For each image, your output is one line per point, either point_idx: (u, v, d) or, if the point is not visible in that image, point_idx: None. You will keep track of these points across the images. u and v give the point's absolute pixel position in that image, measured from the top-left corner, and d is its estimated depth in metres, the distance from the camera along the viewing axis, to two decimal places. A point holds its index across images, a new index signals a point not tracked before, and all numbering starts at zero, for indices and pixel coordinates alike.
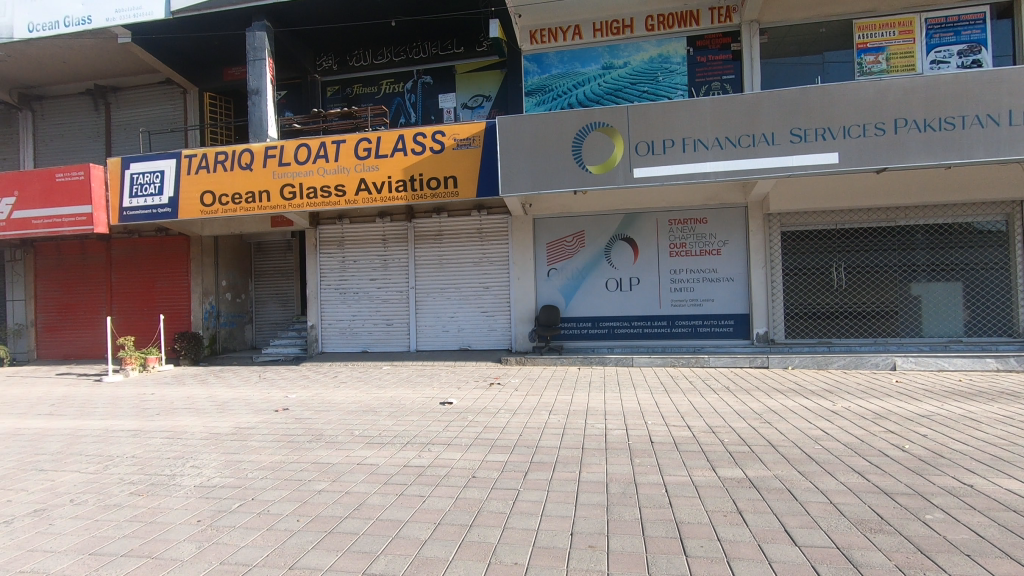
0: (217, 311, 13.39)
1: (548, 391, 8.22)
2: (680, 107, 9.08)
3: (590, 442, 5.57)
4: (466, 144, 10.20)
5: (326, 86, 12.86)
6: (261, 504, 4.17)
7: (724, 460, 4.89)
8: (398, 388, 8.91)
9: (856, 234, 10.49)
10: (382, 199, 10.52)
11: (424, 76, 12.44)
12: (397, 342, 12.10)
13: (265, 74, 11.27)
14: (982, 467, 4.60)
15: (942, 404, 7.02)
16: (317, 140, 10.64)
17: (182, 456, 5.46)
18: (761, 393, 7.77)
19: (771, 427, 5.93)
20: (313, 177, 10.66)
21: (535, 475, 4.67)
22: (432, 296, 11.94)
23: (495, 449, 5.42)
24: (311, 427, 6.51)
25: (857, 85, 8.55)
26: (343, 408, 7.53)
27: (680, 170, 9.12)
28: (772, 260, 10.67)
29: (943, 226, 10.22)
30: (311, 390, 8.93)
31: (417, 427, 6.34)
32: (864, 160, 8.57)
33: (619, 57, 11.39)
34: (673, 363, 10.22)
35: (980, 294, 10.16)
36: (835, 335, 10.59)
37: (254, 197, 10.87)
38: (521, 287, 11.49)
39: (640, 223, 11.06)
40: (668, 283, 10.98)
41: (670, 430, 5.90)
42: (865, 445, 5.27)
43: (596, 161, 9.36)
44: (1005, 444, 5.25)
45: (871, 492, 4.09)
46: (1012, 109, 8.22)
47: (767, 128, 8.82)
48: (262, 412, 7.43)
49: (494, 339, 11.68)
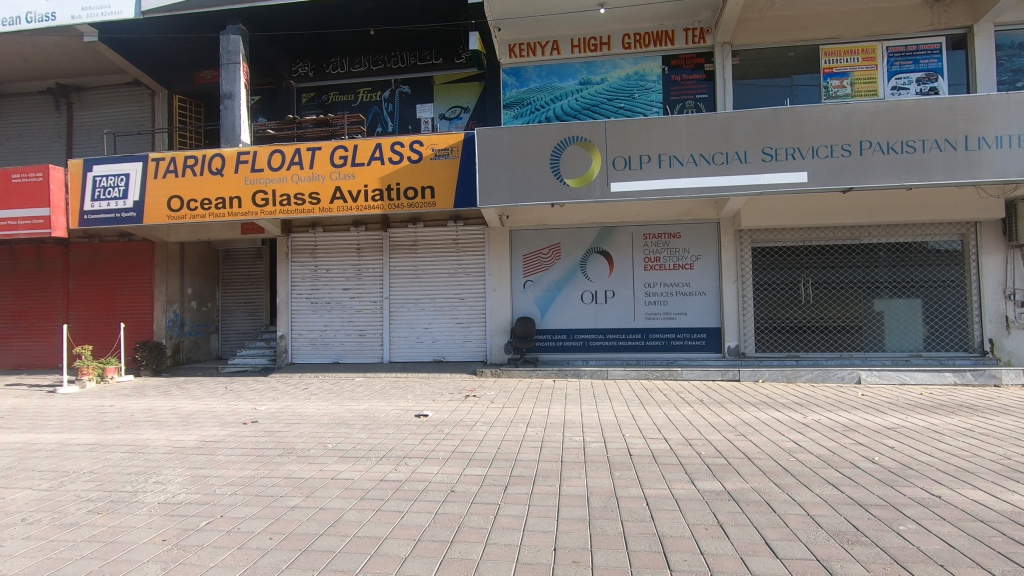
0: (181, 320, 12.95)
1: (524, 403, 8.18)
2: (657, 124, 9.25)
3: (569, 455, 5.54)
4: (444, 155, 10.17)
5: (301, 92, 12.69)
6: (231, 521, 4.00)
7: (702, 472, 4.93)
8: (372, 400, 8.73)
9: (822, 251, 10.83)
10: (358, 207, 10.36)
11: (401, 85, 12.39)
12: (370, 353, 11.90)
13: (239, 78, 11.02)
14: (949, 478, 4.74)
15: (906, 416, 7.25)
16: (291, 146, 10.44)
17: (145, 472, 5.20)
18: (735, 406, 7.90)
19: (746, 440, 6.01)
20: (287, 184, 10.45)
21: (515, 489, 4.61)
22: (406, 307, 11.80)
23: (473, 462, 5.33)
24: (282, 440, 6.31)
25: (826, 108, 8.87)
26: (315, 420, 7.33)
27: (655, 186, 9.28)
28: (743, 274, 10.89)
29: (904, 244, 10.62)
30: (281, 402, 8.66)
31: (392, 440, 6.21)
32: (832, 180, 8.86)
33: (596, 73, 11.57)
34: (647, 375, 10.30)
35: (938, 310, 10.57)
36: (803, 348, 10.84)
37: (224, 203, 10.59)
38: (496, 299, 11.45)
39: (616, 237, 11.18)
40: (642, 296, 11.11)
41: (647, 443, 5.92)
42: (837, 457, 5.39)
43: (574, 175, 9.45)
44: (968, 456, 5.44)
45: (846, 504, 4.17)
46: (969, 134, 8.63)
47: (741, 147, 9.05)
48: (230, 425, 7.16)
49: (470, 351, 11.59)
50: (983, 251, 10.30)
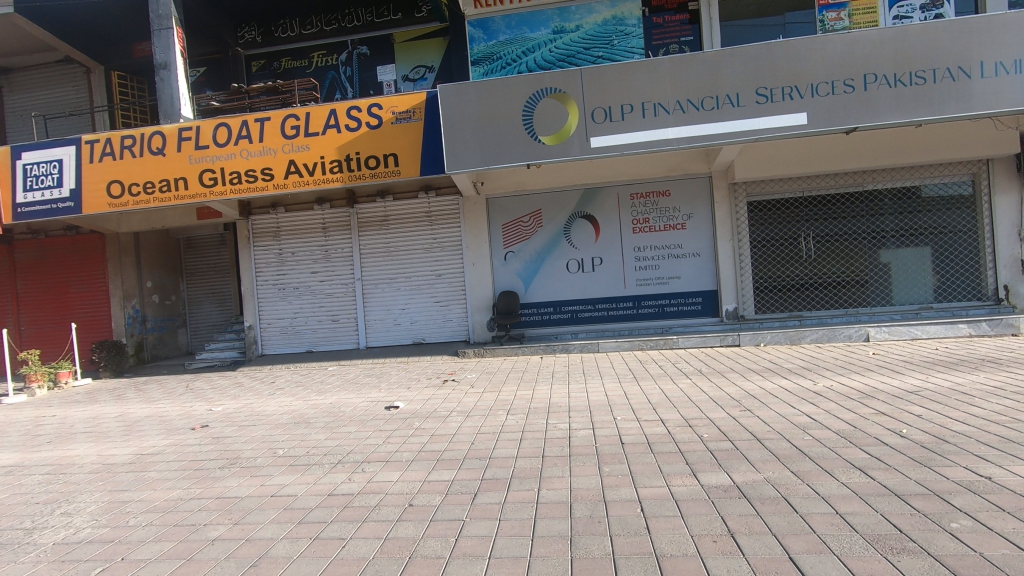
0: (142, 316, 12.10)
1: (507, 386, 7.45)
2: (639, 69, 8.32)
3: (552, 447, 4.82)
4: (406, 118, 9.19)
5: (250, 61, 11.60)
6: (131, 566, 3.24)
7: (706, 462, 4.19)
8: (340, 392, 7.97)
9: (823, 201, 10.03)
10: (316, 181, 9.43)
11: (359, 46, 11.32)
12: (345, 340, 11.12)
13: (174, 45, 9.91)
14: (994, 453, 4.03)
15: (925, 376, 6.55)
16: (237, 118, 9.44)
17: (56, 500, 4.44)
18: (736, 375, 7.20)
19: (751, 417, 5.30)
20: (235, 161, 9.50)
21: (485, 497, 3.89)
22: (380, 287, 10.97)
23: (440, 464, 4.60)
24: (229, 448, 5.56)
25: (825, 41, 7.97)
26: (273, 420, 6.57)
27: (639, 137, 8.40)
28: (739, 231, 10.10)
29: (910, 189, 9.83)
30: (242, 401, 7.90)
31: (353, 441, 5.47)
32: (834, 120, 8.00)
33: (570, 20, 10.54)
34: (641, 346, 9.62)
35: (948, 258, 9.84)
36: (805, 307, 10.12)
37: (169, 186, 9.63)
38: (475, 273, 10.63)
39: (600, 199, 10.34)
40: (632, 262, 10.33)
41: (642, 427, 5.19)
42: (859, 432, 4.67)
43: (549, 132, 8.55)
44: (1008, 421, 4.72)
45: (879, 496, 3.47)
46: (984, 60, 7.75)
47: (731, 89, 8.15)
48: (176, 432, 6.39)
49: (451, 331, 10.82)
50: (996, 191, 9.51)
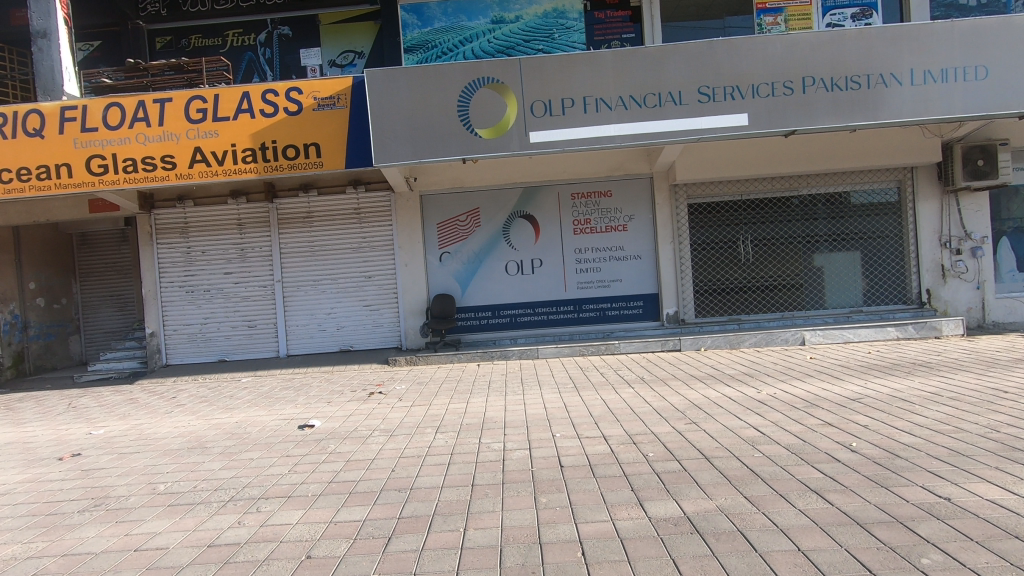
0: (22, 322, 10.60)
1: (438, 399, 6.83)
2: (581, 61, 7.93)
3: (484, 474, 4.26)
4: (329, 104, 8.39)
5: (154, 36, 10.37)
6: None
7: (653, 489, 3.76)
8: (249, 409, 7.07)
9: (760, 205, 10.01)
10: (226, 171, 8.45)
11: (280, 26, 10.36)
12: (263, 347, 10.12)
13: (56, 11, 8.64)
14: (948, 469, 3.81)
15: (864, 382, 6.47)
16: (132, 98, 8.31)
17: None
18: (679, 383, 6.91)
19: (698, 431, 4.95)
20: (131, 147, 8.36)
21: (402, 542, 3.27)
22: (303, 290, 10.05)
23: (353, 499, 3.94)
24: (99, 484, 4.64)
25: (766, 41, 7.87)
26: (163, 445, 5.65)
27: (580, 133, 8.00)
28: (679, 234, 9.93)
29: (842, 194, 9.98)
30: (131, 421, 6.86)
31: (254, 470, 4.70)
32: (774, 121, 7.91)
33: (509, 10, 10.05)
34: (582, 352, 9.25)
35: (876, 263, 10.06)
36: (743, 311, 10.07)
37: (49, 173, 8.36)
38: (408, 275, 9.94)
39: (541, 198, 9.90)
40: (572, 264, 9.95)
41: (583, 446, 4.72)
42: (809, 447, 4.39)
43: (486, 125, 8.00)
44: (953, 431, 4.58)
45: (841, 525, 3.13)
46: (914, 68, 7.86)
47: (674, 86, 7.90)
48: (39, 463, 5.35)
49: (382, 337, 10.05)
50: (919, 198, 9.78)
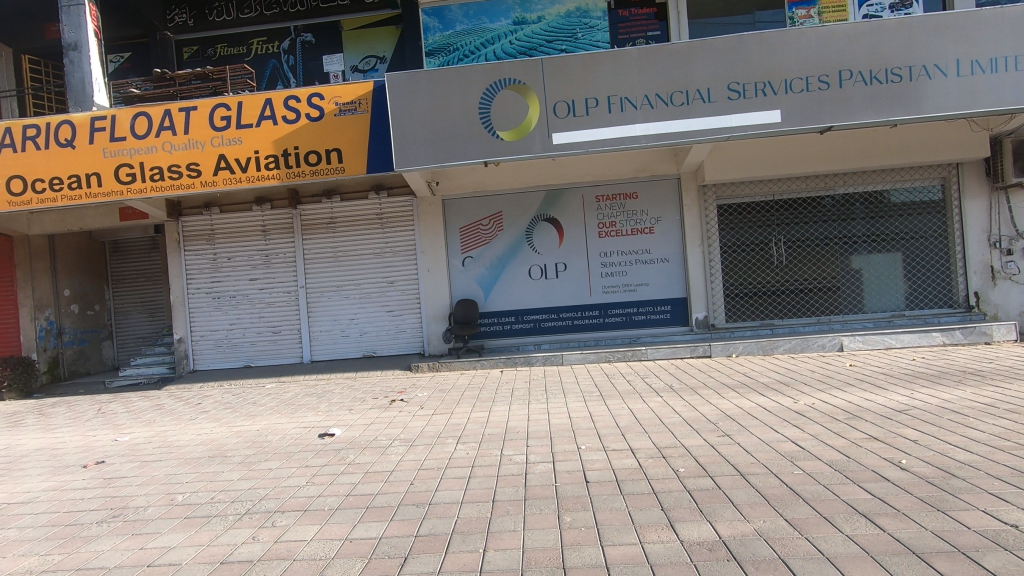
0: (57, 328, 10.81)
1: (460, 408, 6.68)
2: (605, 60, 7.72)
3: (505, 489, 4.08)
4: (351, 110, 8.36)
5: (181, 46, 10.53)
6: None
7: (685, 508, 3.53)
8: (272, 416, 7.04)
9: (794, 205, 9.63)
10: (249, 178, 8.48)
11: (303, 33, 10.40)
12: (288, 353, 10.14)
13: (86, 24, 8.84)
14: (1012, 491, 3.48)
15: (910, 392, 6.08)
16: (159, 107, 8.42)
17: None
18: (710, 392, 6.61)
19: (731, 444, 4.68)
20: (158, 155, 8.47)
21: (418, 564, 3.11)
22: (326, 296, 10.04)
23: (370, 515, 3.80)
24: (119, 493, 4.62)
25: (799, 34, 7.54)
26: (185, 453, 5.64)
27: (605, 133, 7.79)
28: (709, 236, 9.62)
29: (881, 193, 9.53)
30: (156, 428, 6.89)
31: (272, 481, 4.62)
32: (808, 117, 7.56)
33: (531, 11, 9.90)
34: (608, 358, 8.99)
35: (919, 265, 9.56)
36: (776, 315, 9.67)
37: (80, 182, 8.52)
38: (431, 280, 9.84)
39: (565, 201, 9.70)
40: (598, 268, 9.71)
41: (609, 460, 4.50)
42: (854, 464, 4.09)
43: (508, 127, 7.85)
44: (1013, 447, 4.22)
45: (895, 555, 2.85)
46: (960, 58, 7.42)
47: (702, 84, 7.62)
48: (63, 471, 5.37)
49: (404, 343, 9.97)
50: (965, 195, 9.27)
